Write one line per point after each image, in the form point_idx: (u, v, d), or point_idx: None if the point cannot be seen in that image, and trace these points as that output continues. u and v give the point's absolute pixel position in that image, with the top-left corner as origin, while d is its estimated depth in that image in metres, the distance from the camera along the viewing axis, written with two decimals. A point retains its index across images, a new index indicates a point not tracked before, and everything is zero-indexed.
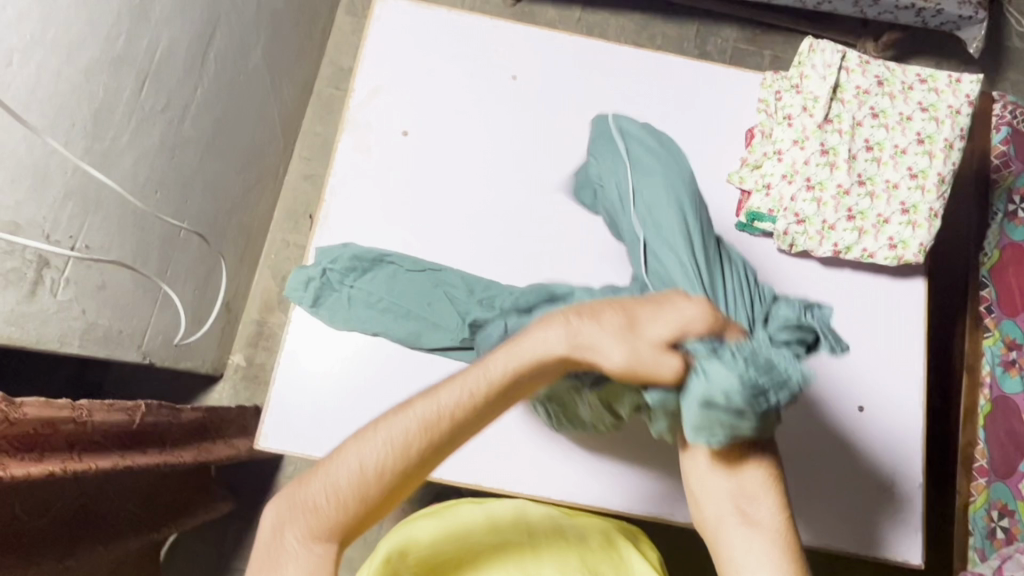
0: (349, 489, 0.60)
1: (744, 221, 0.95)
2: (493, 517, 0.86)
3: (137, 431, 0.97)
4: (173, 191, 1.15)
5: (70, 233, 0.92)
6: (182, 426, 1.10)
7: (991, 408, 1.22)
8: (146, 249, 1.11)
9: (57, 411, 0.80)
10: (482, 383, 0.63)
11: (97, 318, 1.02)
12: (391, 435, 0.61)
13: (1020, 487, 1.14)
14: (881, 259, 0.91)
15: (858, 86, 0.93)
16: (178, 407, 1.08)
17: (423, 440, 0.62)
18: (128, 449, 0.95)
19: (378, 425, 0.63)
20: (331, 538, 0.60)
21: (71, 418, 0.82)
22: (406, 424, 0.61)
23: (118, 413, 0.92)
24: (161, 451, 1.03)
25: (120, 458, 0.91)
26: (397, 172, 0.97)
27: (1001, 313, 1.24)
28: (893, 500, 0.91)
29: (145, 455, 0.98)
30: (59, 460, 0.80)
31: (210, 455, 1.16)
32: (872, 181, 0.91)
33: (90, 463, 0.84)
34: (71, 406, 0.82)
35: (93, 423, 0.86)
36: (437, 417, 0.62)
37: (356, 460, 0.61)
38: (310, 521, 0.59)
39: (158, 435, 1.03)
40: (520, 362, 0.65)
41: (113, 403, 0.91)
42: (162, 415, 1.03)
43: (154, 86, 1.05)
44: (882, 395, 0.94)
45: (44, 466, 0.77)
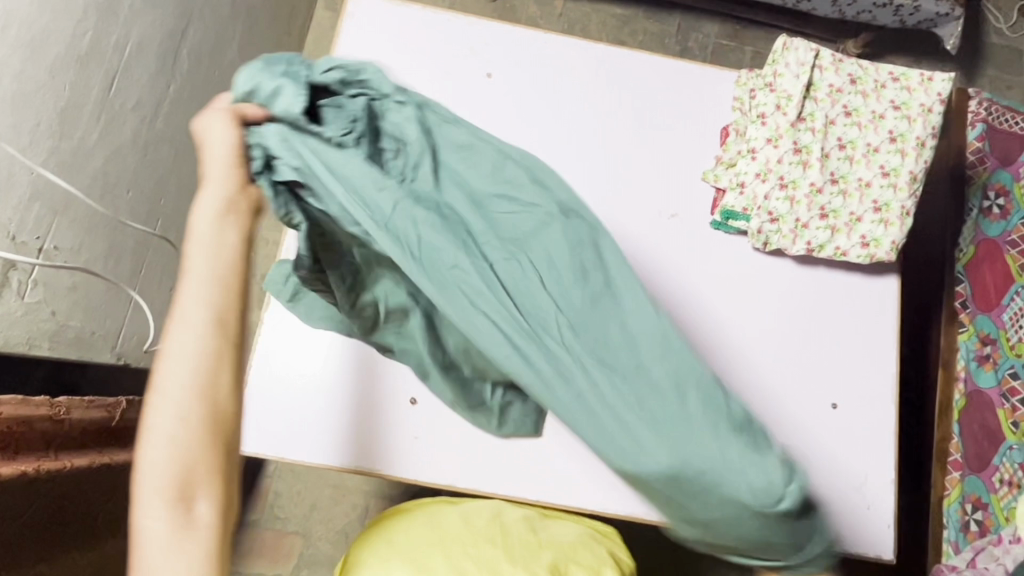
0: (182, 445, 0.52)
1: (719, 219, 0.95)
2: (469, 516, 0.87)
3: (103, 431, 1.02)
4: (146, 191, 1.13)
5: (37, 234, 0.91)
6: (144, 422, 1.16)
7: (966, 402, 1.24)
8: (120, 249, 1.10)
9: (34, 408, 0.83)
10: (214, 272, 0.55)
11: (67, 320, 1.01)
12: (181, 371, 0.53)
13: (994, 480, 1.20)
14: (853, 257, 0.91)
15: (832, 84, 0.93)
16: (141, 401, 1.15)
17: (211, 352, 0.54)
18: (96, 446, 0.99)
19: (158, 375, 0.54)
20: (185, 499, 0.51)
21: (44, 415, 0.85)
22: (183, 349, 0.54)
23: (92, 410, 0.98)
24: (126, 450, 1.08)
25: (88, 454, 0.96)
26: None
27: (975, 308, 1.27)
28: (867, 496, 0.91)
29: (116, 452, 1.03)
30: (36, 457, 0.82)
31: None
32: (845, 180, 0.91)
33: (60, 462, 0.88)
34: (46, 403, 0.87)
35: (64, 422, 0.90)
36: (205, 326, 0.54)
37: (163, 417, 0.52)
38: (158, 497, 0.50)
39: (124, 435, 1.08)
40: (218, 236, 0.57)
41: (87, 400, 0.97)
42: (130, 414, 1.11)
43: (125, 84, 1.03)
44: (856, 391, 0.94)
45: (22, 463, 0.79)
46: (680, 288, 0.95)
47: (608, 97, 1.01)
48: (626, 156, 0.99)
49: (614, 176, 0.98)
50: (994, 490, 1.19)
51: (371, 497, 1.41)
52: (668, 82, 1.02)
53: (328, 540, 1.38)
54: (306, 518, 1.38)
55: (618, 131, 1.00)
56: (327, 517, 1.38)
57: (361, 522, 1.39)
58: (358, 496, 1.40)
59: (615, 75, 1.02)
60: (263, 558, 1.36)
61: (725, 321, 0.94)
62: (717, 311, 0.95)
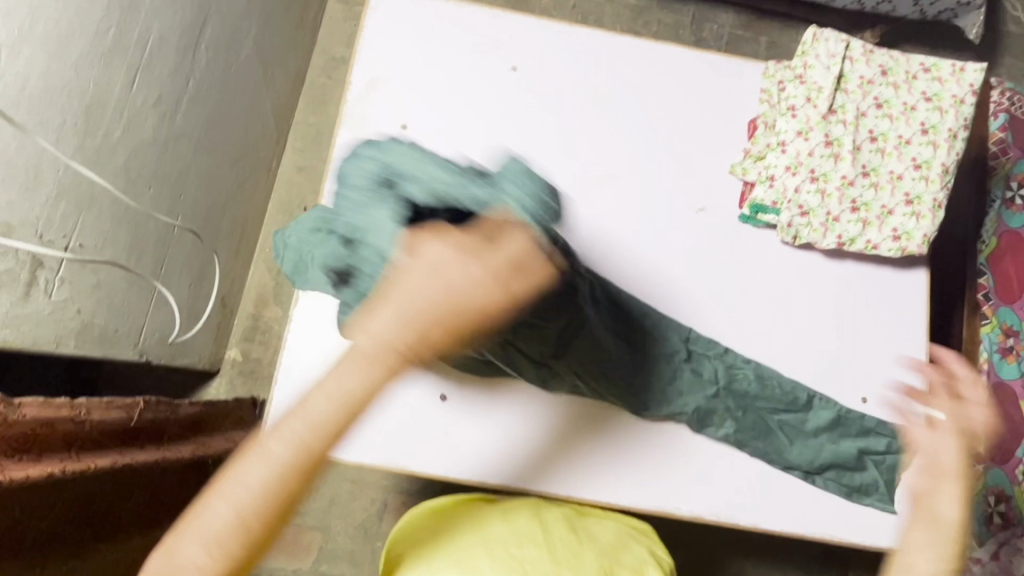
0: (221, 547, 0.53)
1: (748, 212, 0.95)
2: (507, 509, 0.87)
3: (136, 428, 0.96)
4: (166, 187, 1.13)
5: (62, 233, 0.90)
6: (179, 420, 1.10)
7: (988, 394, 1.24)
8: (142, 245, 1.10)
9: (55, 411, 0.79)
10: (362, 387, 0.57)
11: (92, 318, 1.00)
12: (235, 503, 0.54)
13: (1018, 472, 1.17)
14: (884, 251, 0.90)
15: (863, 75, 0.92)
16: (175, 403, 1.08)
17: (288, 483, 0.55)
18: (126, 446, 0.94)
19: (205, 503, 0.54)
20: None
21: (69, 417, 0.81)
22: (264, 478, 0.54)
23: (117, 411, 0.91)
24: (160, 447, 1.02)
25: (119, 455, 0.91)
26: None
27: (998, 300, 1.25)
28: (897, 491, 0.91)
29: (143, 452, 0.97)
30: (58, 460, 0.79)
31: (207, 449, 1.16)
32: (876, 172, 0.90)
33: (89, 462, 0.84)
34: (68, 405, 0.82)
35: (91, 422, 0.85)
36: (302, 456, 0.55)
37: (201, 547, 0.53)
38: None
39: (157, 430, 1.03)
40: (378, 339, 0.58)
41: (111, 401, 0.91)
42: (161, 410, 1.03)
43: (145, 80, 1.02)
44: (886, 385, 0.94)
45: (43, 467, 0.76)
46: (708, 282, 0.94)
47: (634, 89, 1.00)
48: (651, 149, 0.99)
49: (640, 171, 0.98)
50: (1017, 483, 1.17)
51: (389, 491, 1.41)
52: (694, 74, 1.01)
53: (348, 535, 1.38)
54: (327, 513, 1.39)
55: (642, 125, 0.99)
56: (346, 512, 1.38)
57: (380, 517, 1.39)
58: (377, 491, 1.40)
59: (640, 68, 1.01)
60: (284, 552, 1.37)
61: (753, 315, 0.94)
62: (745, 306, 0.94)
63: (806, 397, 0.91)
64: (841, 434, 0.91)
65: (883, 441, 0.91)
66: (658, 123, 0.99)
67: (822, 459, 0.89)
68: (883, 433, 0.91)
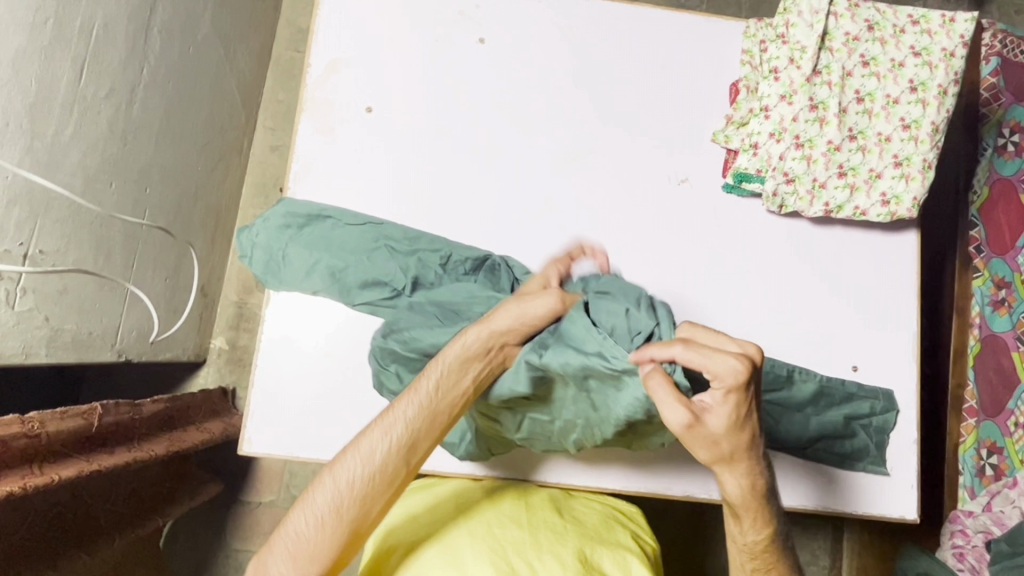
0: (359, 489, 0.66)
1: (732, 182, 0.91)
2: (495, 500, 0.85)
3: (99, 434, 0.93)
4: (129, 182, 1.09)
5: (19, 240, 0.87)
6: (145, 420, 1.06)
7: (980, 347, 1.23)
8: (107, 246, 1.06)
9: (6, 429, 0.75)
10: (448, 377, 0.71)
11: (62, 324, 0.98)
12: (389, 436, 0.68)
13: (1009, 424, 1.16)
14: (873, 216, 0.88)
15: (848, 32, 0.87)
16: (137, 403, 1.04)
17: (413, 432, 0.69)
18: (91, 452, 0.91)
19: (370, 431, 0.68)
20: (348, 528, 0.66)
21: (22, 433, 0.78)
22: (399, 425, 0.68)
23: (74, 419, 0.88)
24: (129, 449, 1.00)
25: (86, 463, 0.89)
26: (366, 154, 0.91)
27: (990, 252, 1.23)
28: (889, 450, 0.90)
29: (111, 456, 0.94)
30: (19, 477, 0.77)
31: (182, 444, 1.13)
32: (863, 135, 0.86)
33: (53, 475, 0.81)
34: (20, 421, 0.78)
35: (47, 435, 0.82)
36: (424, 414, 0.70)
37: (359, 464, 0.67)
38: (333, 511, 0.65)
39: (123, 434, 1.00)
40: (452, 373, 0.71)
41: (65, 410, 0.87)
42: (122, 414, 0.99)
43: (95, 72, 0.97)
44: (877, 353, 0.92)
45: (4, 486, 0.73)
46: (695, 256, 0.92)
47: (611, 57, 0.96)
48: (631, 119, 0.94)
49: (621, 142, 0.94)
50: (1008, 435, 1.16)
51: None
52: (672, 38, 0.97)
53: None
54: None
55: (621, 92, 0.95)
56: None
57: None
58: None
59: (616, 34, 0.96)
60: None
61: (740, 289, 0.92)
62: (733, 280, 0.92)
63: (787, 372, 0.88)
64: (825, 404, 0.88)
65: (866, 404, 0.89)
66: (638, 92, 0.95)
67: (810, 434, 0.87)
68: (865, 396, 0.90)
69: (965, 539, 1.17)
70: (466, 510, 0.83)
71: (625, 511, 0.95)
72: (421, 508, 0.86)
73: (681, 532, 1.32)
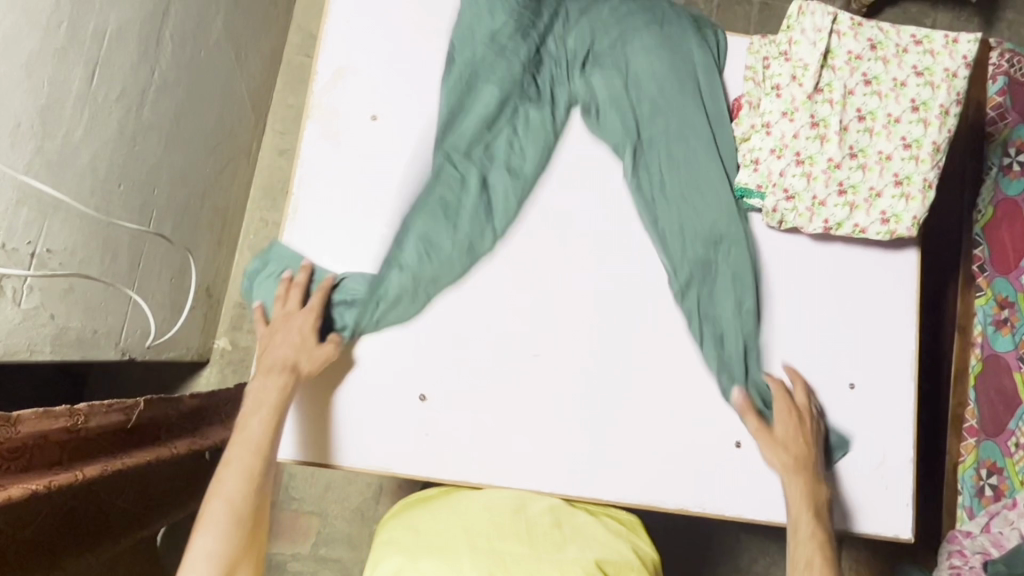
0: (246, 477, 0.77)
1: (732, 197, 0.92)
2: (491, 500, 0.87)
3: (134, 429, 0.95)
4: (137, 183, 1.11)
5: (27, 239, 0.88)
6: (178, 413, 1.08)
7: (982, 367, 1.23)
8: (115, 245, 1.08)
9: (51, 421, 0.79)
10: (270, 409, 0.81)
11: (67, 322, 0.99)
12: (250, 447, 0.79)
13: (1010, 444, 1.17)
14: (872, 235, 0.86)
15: (850, 51, 0.88)
16: (178, 399, 1.08)
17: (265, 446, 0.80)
18: (126, 448, 0.93)
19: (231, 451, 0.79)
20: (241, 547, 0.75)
21: (65, 427, 0.81)
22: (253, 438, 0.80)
23: (117, 414, 0.91)
24: (156, 445, 1.00)
25: (119, 458, 0.90)
26: (369, 162, 0.92)
27: (993, 271, 1.24)
28: (885, 472, 0.89)
29: (142, 452, 0.96)
30: (52, 470, 0.79)
31: (206, 440, 1.13)
32: (864, 153, 0.86)
33: (86, 470, 0.83)
34: (68, 413, 0.82)
35: (87, 429, 0.85)
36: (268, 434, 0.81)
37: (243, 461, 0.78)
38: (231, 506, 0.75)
39: (154, 429, 1.01)
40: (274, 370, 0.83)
41: (111, 403, 0.90)
42: (159, 409, 1.02)
43: (106, 75, 0.99)
44: (874, 370, 0.91)
45: (34, 481, 0.75)
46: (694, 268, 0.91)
47: None
48: None
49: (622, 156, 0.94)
50: (1008, 455, 1.17)
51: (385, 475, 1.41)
52: None
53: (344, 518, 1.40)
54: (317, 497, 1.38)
55: None
56: (341, 496, 1.48)
57: (375, 500, 1.48)
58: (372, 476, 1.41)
59: None
60: (283, 537, 1.47)
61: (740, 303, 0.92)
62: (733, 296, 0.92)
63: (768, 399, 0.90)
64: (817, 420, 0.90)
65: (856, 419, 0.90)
66: None
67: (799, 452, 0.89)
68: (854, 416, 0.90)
69: (963, 560, 1.14)
70: (467, 521, 0.84)
71: (626, 556, 0.84)
72: (420, 520, 0.86)
73: (676, 545, 1.31)
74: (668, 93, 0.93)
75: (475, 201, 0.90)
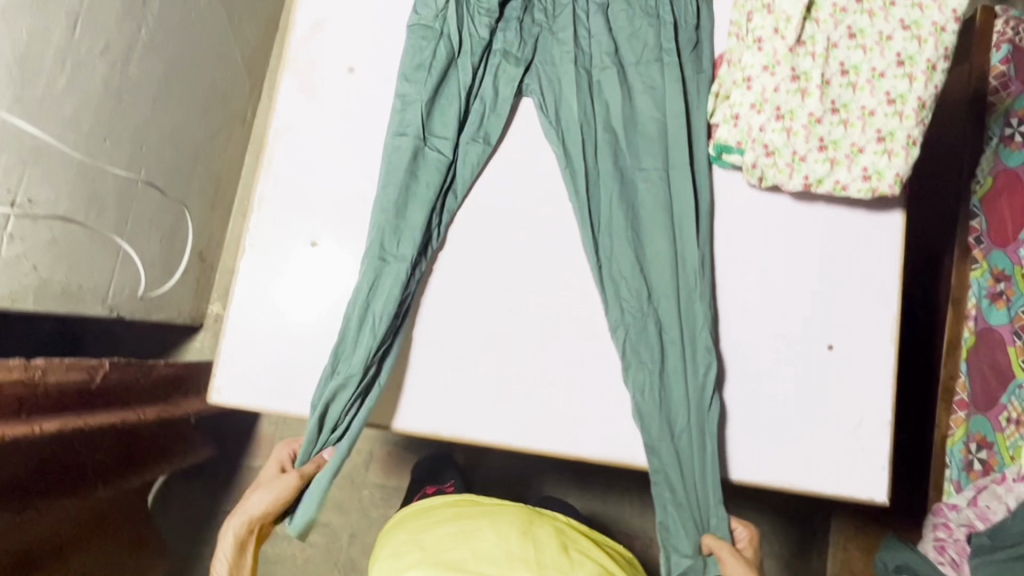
0: None
1: (714, 152, 0.90)
2: (499, 527, 0.85)
3: (98, 390, 0.98)
4: (126, 139, 1.12)
5: (7, 187, 0.89)
6: (150, 381, 1.11)
7: (975, 340, 1.22)
8: (102, 199, 1.09)
9: (5, 371, 0.82)
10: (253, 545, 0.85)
11: (50, 274, 1.00)
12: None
13: (1001, 419, 1.16)
14: (853, 192, 0.84)
15: (835, 3, 0.86)
16: (145, 364, 1.09)
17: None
18: (87, 408, 0.96)
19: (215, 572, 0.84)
20: None
21: (19, 379, 0.84)
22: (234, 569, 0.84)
23: (77, 373, 0.93)
24: (124, 408, 1.03)
25: (77, 418, 0.92)
26: (345, 114, 0.91)
27: (990, 244, 1.22)
28: (862, 434, 0.87)
29: (105, 413, 0.98)
30: (8, 421, 0.82)
31: (178, 408, 1.16)
32: (846, 109, 0.84)
33: (40, 425, 0.85)
34: (22, 367, 0.85)
35: (44, 385, 0.88)
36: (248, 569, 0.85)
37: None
38: None
39: (123, 392, 1.04)
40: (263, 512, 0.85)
41: (71, 363, 0.93)
42: (128, 372, 1.05)
43: (90, 28, 0.99)
44: (854, 332, 0.89)
45: None
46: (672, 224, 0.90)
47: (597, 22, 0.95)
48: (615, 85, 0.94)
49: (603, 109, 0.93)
50: (999, 430, 1.15)
51: None
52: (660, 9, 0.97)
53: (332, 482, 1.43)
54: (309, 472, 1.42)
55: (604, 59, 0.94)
56: None
57: None
58: None
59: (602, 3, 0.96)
60: None
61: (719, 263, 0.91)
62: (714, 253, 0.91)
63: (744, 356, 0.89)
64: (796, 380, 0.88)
65: (835, 378, 0.88)
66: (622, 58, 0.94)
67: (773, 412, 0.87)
68: (831, 378, 0.88)
69: (947, 532, 1.15)
70: (476, 545, 0.82)
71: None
72: (426, 537, 0.86)
73: None
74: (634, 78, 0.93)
75: (422, 161, 0.88)
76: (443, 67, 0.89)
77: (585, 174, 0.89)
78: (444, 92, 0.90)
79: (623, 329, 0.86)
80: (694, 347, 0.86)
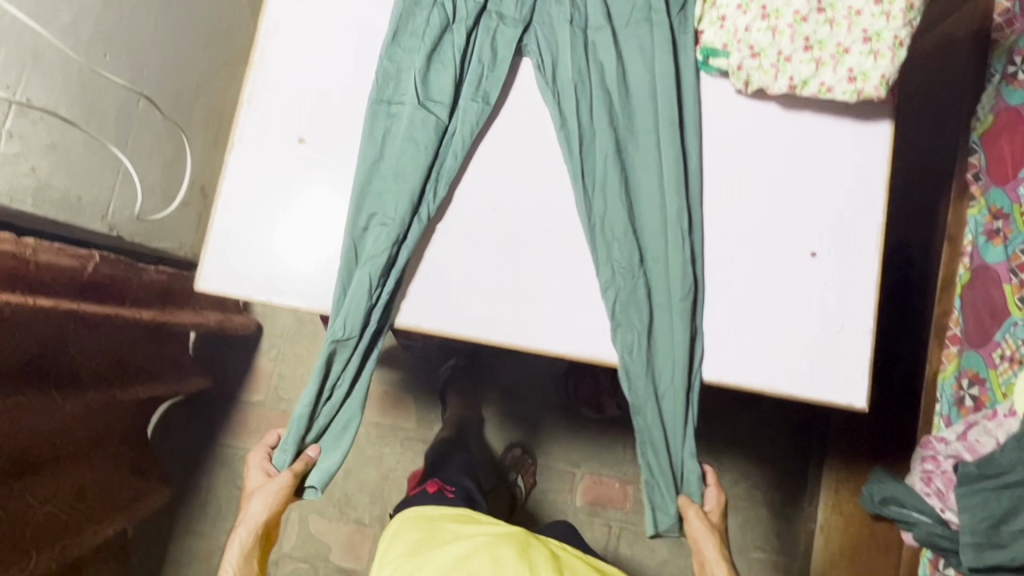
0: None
1: (700, 58, 0.92)
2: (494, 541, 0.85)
3: (90, 282, 1.04)
4: (127, 55, 1.14)
5: (6, 82, 0.92)
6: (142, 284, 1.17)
7: (970, 277, 1.19)
8: (101, 111, 1.11)
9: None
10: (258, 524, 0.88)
11: (50, 179, 1.02)
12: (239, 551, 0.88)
13: (994, 356, 1.11)
14: (838, 94, 0.84)
15: None
16: (139, 267, 1.15)
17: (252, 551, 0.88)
18: (79, 295, 1.02)
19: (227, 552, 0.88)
20: None
21: (14, 255, 0.89)
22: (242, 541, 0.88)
23: (69, 259, 0.99)
24: (117, 305, 1.11)
25: (69, 301, 0.99)
26: (335, 17, 0.93)
27: (989, 181, 1.18)
28: (843, 341, 0.88)
29: (97, 305, 1.05)
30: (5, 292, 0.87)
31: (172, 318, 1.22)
32: (832, 8, 0.83)
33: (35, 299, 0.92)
34: (13, 241, 0.89)
35: (38, 263, 0.93)
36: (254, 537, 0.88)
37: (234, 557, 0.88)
38: None
39: (116, 289, 1.10)
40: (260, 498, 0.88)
41: (63, 249, 0.99)
42: (118, 269, 1.10)
43: None
44: (838, 239, 0.89)
45: None
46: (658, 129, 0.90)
47: None
48: None
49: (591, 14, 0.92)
50: (990, 366, 1.11)
51: None
52: None
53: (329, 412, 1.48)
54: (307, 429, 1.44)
55: None
56: None
57: None
58: None
59: None
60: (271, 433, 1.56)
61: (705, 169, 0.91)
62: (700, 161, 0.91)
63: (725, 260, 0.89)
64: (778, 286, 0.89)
65: (816, 284, 0.89)
66: None
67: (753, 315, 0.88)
68: (813, 285, 0.88)
69: (935, 464, 1.13)
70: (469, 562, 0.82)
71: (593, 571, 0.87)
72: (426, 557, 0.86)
73: None
74: (630, 46, 0.92)
75: (415, 129, 0.88)
76: (436, 33, 0.89)
77: (577, 143, 0.89)
78: (439, 55, 0.89)
79: (613, 291, 0.87)
80: (678, 314, 0.87)
